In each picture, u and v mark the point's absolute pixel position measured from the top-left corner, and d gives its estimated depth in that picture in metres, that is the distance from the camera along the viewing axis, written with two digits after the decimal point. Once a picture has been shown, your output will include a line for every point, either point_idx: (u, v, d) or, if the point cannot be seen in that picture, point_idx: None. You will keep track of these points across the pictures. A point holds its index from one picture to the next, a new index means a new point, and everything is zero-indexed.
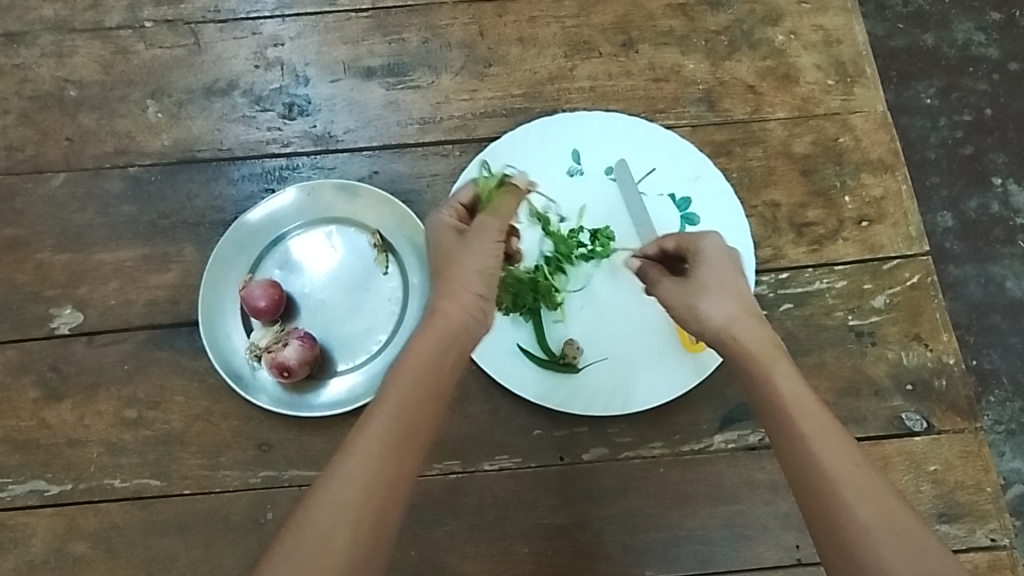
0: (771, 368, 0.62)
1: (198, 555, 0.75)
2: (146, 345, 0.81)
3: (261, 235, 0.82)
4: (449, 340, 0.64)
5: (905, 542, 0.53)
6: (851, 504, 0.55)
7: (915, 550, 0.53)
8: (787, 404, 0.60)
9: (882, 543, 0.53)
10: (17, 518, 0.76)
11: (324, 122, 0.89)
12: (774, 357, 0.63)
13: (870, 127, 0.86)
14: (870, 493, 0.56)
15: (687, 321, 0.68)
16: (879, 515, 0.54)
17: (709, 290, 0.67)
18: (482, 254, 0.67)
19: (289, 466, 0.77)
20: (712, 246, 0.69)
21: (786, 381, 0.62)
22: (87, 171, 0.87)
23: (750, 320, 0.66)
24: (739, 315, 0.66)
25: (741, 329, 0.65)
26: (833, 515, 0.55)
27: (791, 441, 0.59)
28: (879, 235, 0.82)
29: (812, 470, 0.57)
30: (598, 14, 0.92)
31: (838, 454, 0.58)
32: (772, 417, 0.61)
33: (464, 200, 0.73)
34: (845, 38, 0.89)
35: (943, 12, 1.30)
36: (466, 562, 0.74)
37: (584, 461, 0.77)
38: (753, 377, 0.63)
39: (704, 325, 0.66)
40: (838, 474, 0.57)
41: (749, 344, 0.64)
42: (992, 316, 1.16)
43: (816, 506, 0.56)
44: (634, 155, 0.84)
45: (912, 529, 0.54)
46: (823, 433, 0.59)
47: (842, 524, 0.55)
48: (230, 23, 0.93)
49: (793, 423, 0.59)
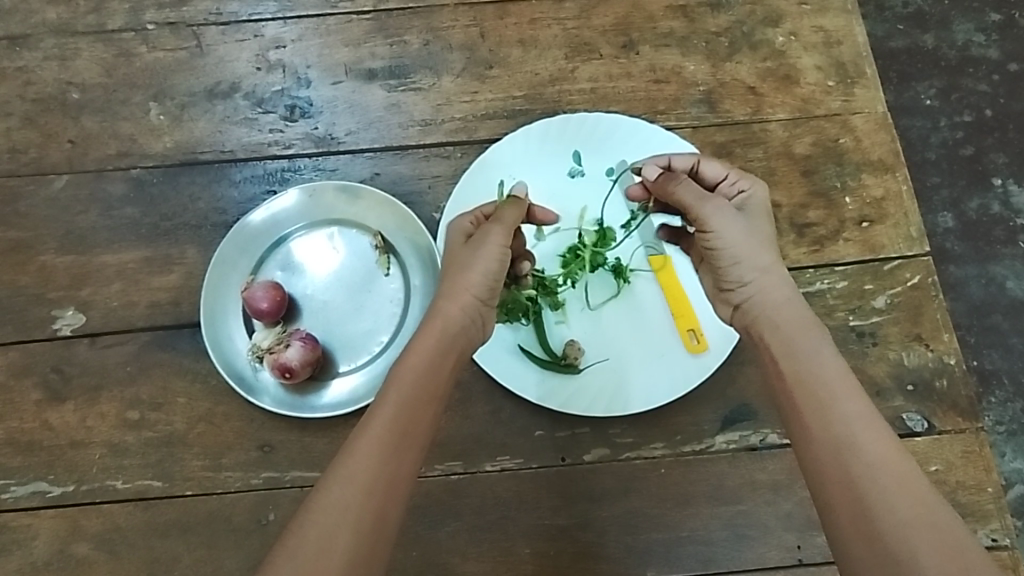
0: (813, 352, 0.63)
1: (200, 556, 0.75)
2: (149, 346, 0.81)
3: (262, 237, 0.83)
4: (447, 341, 0.65)
5: (941, 536, 0.51)
6: (886, 493, 0.54)
7: (952, 545, 0.51)
8: (826, 386, 0.60)
9: (916, 535, 0.52)
10: (20, 519, 0.76)
11: (326, 124, 0.89)
12: (818, 339, 0.64)
13: (870, 128, 0.86)
14: (906, 485, 0.54)
15: (741, 261, 0.69)
16: (915, 506, 0.53)
17: (765, 240, 0.70)
18: (485, 258, 0.68)
19: (291, 467, 0.77)
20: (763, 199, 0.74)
21: (828, 363, 0.62)
22: (90, 173, 0.88)
23: (791, 288, 0.68)
24: (776, 290, 0.68)
25: (778, 303, 0.67)
26: (866, 501, 0.54)
27: (826, 425, 0.58)
28: (880, 235, 0.82)
29: (848, 455, 0.57)
30: (598, 16, 0.92)
31: (875, 442, 0.57)
32: (807, 396, 0.61)
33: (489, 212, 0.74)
34: (845, 39, 0.89)
35: (944, 13, 1.30)
36: (467, 563, 0.74)
37: (585, 462, 0.77)
38: (793, 355, 0.63)
39: (757, 276, 0.69)
40: (874, 461, 0.56)
41: (786, 326, 0.65)
42: (992, 317, 1.16)
43: (843, 494, 0.55)
44: (634, 157, 0.84)
45: (948, 526, 0.52)
46: (861, 418, 0.58)
47: (875, 512, 0.54)
48: (231, 26, 0.93)
49: (832, 405, 0.59)
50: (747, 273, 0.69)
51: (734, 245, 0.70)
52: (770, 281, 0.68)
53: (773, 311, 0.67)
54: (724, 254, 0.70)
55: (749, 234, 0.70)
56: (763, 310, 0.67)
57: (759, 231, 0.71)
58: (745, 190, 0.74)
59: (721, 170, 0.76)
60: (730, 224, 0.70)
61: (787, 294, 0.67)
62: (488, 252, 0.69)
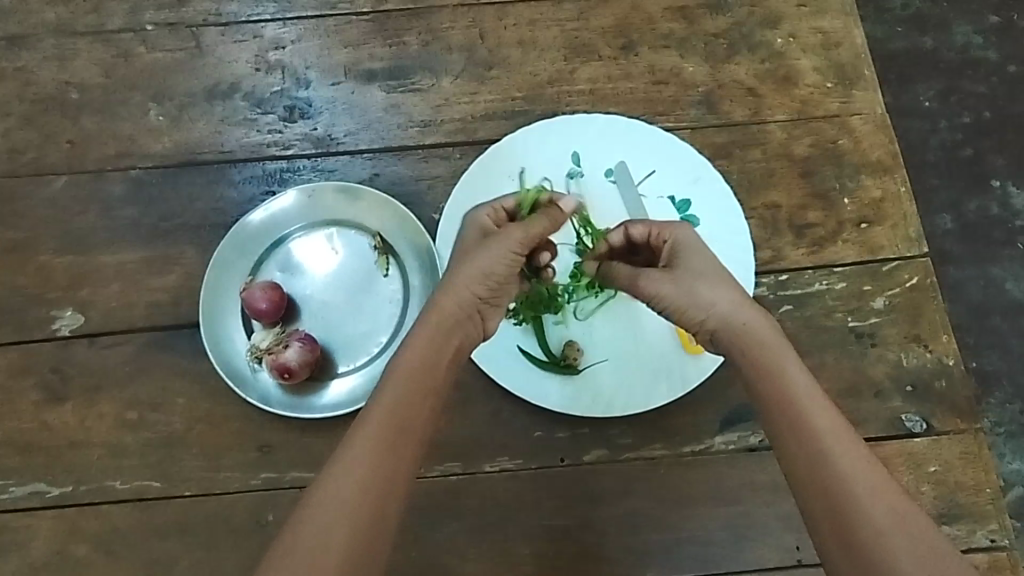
0: (782, 362, 0.62)
1: (199, 557, 0.75)
2: (147, 346, 0.81)
3: (262, 237, 0.83)
4: (444, 335, 0.65)
5: (917, 542, 0.52)
6: (864, 502, 0.55)
7: (929, 551, 0.52)
8: (797, 398, 0.60)
9: (894, 543, 0.52)
10: (18, 520, 0.76)
11: (325, 125, 0.89)
12: (785, 349, 0.63)
13: (870, 129, 0.86)
14: (882, 492, 0.55)
15: (686, 310, 0.68)
16: (892, 514, 0.54)
17: (706, 274, 0.68)
18: (490, 254, 0.68)
19: (290, 467, 0.77)
20: (689, 235, 0.72)
21: (797, 374, 0.62)
22: (88, 174, 0.88)
23: (751, 311, 0.66)
24: (745, 306, 0.66)
25: (750, 319, 0.65)
26: (844, 510, 0.55)
27: (800, 436, 0.59)
28: (879, 236, 0.82)
29: (822, 466, 0.57)
30: (598, 17, 0.92)
31: (850, 451, 0.57)
32: (780, 409, 0.60)
33: (508, 206, 0.74)
34: (845, 41, 0.90)
35: (943, 15, 1.31)
36: (466, 564, 0.74)
37: (585, 463, 0.77)
38: (761, 368, 0.63)
39: (706, 315, 0.67)
40: (850, 470, 0.56)
41: (757, 335, 0.65)
42: (991, 318, 1.16)
43: (823, 503, 0.56)
44: (633, 158, 0.84)
45: (924, 529, 0.53)
46: (834, 429, 0.58)
47: (854, 522, 0.54)
48: (230, 27, 0.93)
49: (804, 418, 0.59)
50: (699, 317, 0.67)
51: (673, 296, 0.68)
52: (722, 312, 0.66)
53: (736, 333, 0.65)
54: (670, 308, 0.69)
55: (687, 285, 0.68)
56: (727, 335, 0.66)
57: (693, 271, 0.69)
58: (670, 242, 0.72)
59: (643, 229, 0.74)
60: (660, 280, 0.69)
61: (748, 311, 0.66)
62: (496, 251, 0.68)
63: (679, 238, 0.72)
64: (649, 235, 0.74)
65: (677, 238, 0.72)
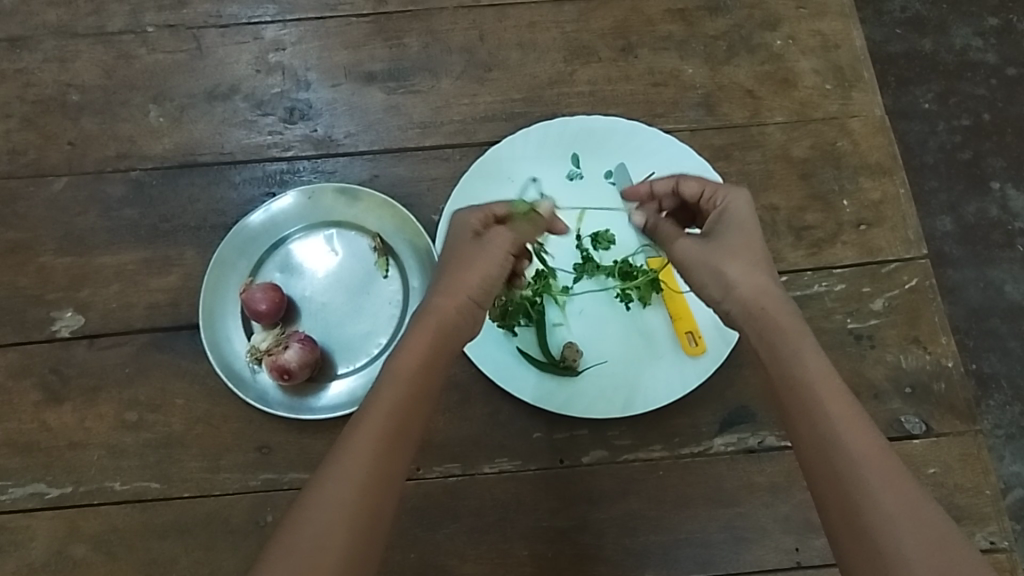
0: (797, 350, 0.62)
1: (198, 558, 0.75)
2: (147, 348, 0.81)
3: (262, 238, 0.83)
4: (441, 336, 0.65)
5: (925, 532, 0.52)
6: (872, 489, 0.55)
7: (937, 541, 0.52)
8: (810, 385, 0.60)
9: (902, 531, 0.53)
10: (17, 521, 0.76)
11: (325, 126, 0.89)
12: (800, 335, 0.63)
13: (868, 131, 0.86)
14: (893, 481, 0.55)
15: (708, 286, 0.68)
16: (900, 503, 0.54)
17: (738, 252, 0.68)
18: (489, 261, 0.68)
19: (289, 469, 0.77)
20: (743, 209, 0.71)
21: (813, 361, 0.61)
22: (88, 175, 0.88)
23: (775, 293, 0.66)
24: (766, 288, 0.66)
25: (769, 302, 0.65)
26: (853, 498, 0.55)
27: (814, 425, 0.58)
28: (878, 238, 0.82)
29: (832, 453, 0.57)
30: (598, 19, 0.93)
31: (863, 439, 0.57)
32: (794, 396, 0.60)
33: (497, 212, 0.72)
34: (843, 43, 0.90)
35: (941, 18, 1.31)
36: (465, 565, 0.74)
37: (584, 464, 0.77)
38: (776, 355, 0.62)
39: (725, 294, 0.67)
40: (861, 458, 0.56)
41: (774, 321, 0.64)
42: (991, 320, 1.16)
43: (834, 491, 0.56)
44: (633, 160, 0.84)
45: (933, 520, 0.53)
46: (846, 417, 0.58)
47: (864, 510, 0.54)
48: (231, 28, 0.93)
49: (816, 406, 0.59)
50: (717, 296, 0.68)
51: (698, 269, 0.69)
52: (744, 293, 0.66)
53: (755, 316, 0.65)
54: (694, 281, 0.70)
55: (717, 256, 0.68)
56: (746, 319, 0.65)
57: (727, 247, 0.68)
58: (719, 204, 0.73)
59: (695, 185, 0.75)
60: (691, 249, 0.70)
61: (775, 298, 0.65)
62: (493, 256, 0.69)
63: (727, 205, 0.72)
64: (703, 193, 0.74)
65: (728, 208, 0.72)
